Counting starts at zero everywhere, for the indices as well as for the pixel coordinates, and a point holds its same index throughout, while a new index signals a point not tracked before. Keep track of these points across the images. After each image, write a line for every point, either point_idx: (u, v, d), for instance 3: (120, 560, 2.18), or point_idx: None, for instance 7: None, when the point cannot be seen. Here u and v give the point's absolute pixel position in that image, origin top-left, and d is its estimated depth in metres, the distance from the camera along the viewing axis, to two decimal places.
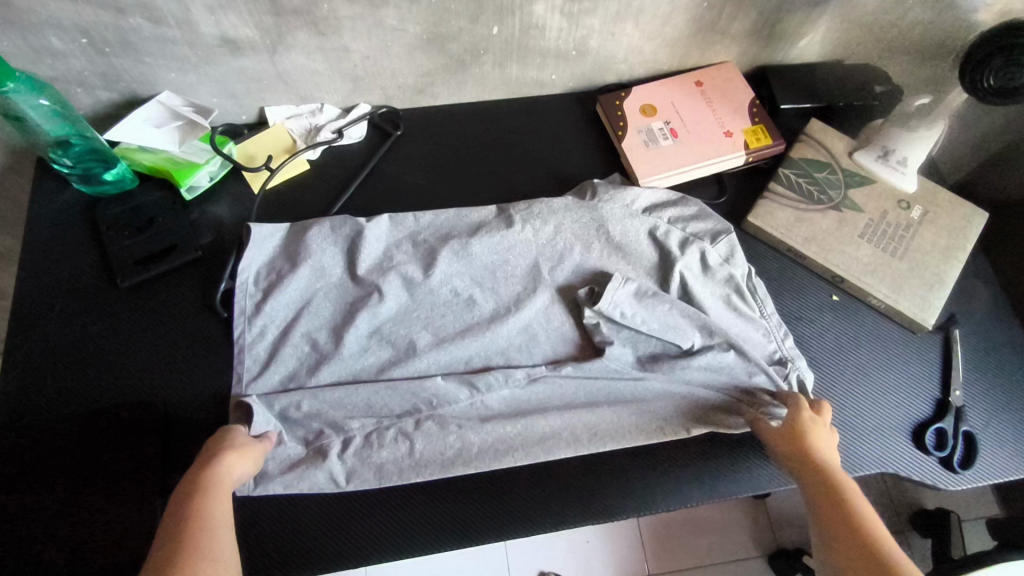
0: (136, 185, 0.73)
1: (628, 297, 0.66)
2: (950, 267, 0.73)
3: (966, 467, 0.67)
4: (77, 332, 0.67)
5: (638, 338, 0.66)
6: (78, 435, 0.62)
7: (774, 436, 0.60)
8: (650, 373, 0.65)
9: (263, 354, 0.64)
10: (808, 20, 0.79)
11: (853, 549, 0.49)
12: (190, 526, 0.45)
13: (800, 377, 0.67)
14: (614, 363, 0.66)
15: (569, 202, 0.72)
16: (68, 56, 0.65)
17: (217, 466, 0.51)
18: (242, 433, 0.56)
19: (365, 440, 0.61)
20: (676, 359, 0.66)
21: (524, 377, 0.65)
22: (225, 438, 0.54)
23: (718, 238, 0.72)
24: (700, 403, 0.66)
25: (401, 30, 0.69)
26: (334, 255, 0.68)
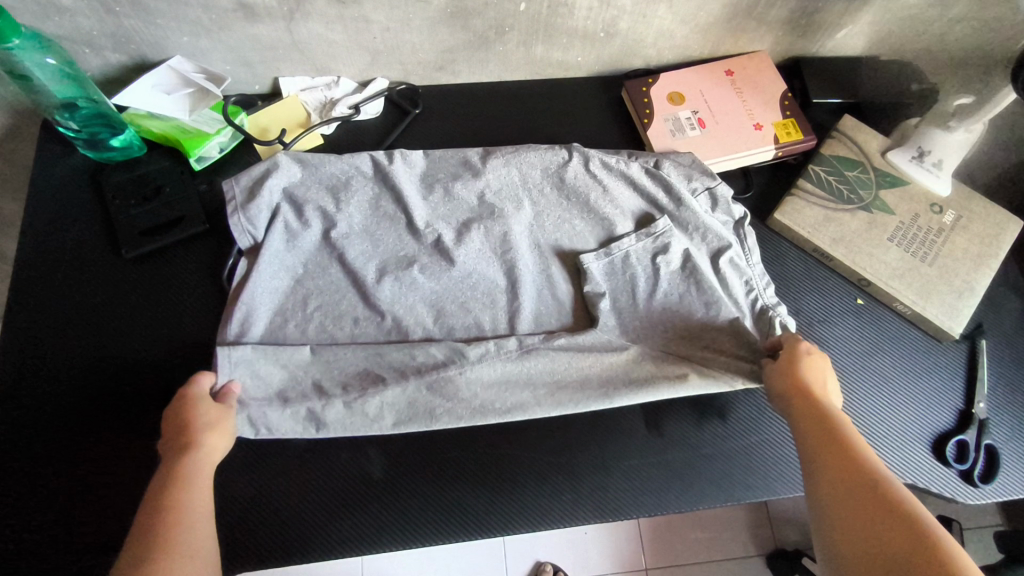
0: (143, 153, 0.71)
1: (618, 215, 0.71)
2: (981, 274, 0.71)
3: (987, 481, 0.65)
4: (80, 304, 0.65)
5: (593, 221, 0.71)
6: (81, 417, 0.61)
7: (773, 373, 0.59)
8: (661, 198, 0.70)
9: (273, 198, 0.65)
10: (847, 11, 0.76)
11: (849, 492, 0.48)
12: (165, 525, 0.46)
13: (783, 322, 0.65)
14: (619, 203, 0.71)
15: (625, 168, 0.71)
16: (75, 14, 0.62)
17: (193, 454, 0.51)
18: (203, 400, 0.55)
19: (349, 408, 0.60)
20: (671, 199, 0.70)
21: (516, 349, 0.64)
22: (189, 409, 0.54)
23: (717, 206, 0.71)
24: (708, 234, 0.69)
25: (424, 2, 0.66)
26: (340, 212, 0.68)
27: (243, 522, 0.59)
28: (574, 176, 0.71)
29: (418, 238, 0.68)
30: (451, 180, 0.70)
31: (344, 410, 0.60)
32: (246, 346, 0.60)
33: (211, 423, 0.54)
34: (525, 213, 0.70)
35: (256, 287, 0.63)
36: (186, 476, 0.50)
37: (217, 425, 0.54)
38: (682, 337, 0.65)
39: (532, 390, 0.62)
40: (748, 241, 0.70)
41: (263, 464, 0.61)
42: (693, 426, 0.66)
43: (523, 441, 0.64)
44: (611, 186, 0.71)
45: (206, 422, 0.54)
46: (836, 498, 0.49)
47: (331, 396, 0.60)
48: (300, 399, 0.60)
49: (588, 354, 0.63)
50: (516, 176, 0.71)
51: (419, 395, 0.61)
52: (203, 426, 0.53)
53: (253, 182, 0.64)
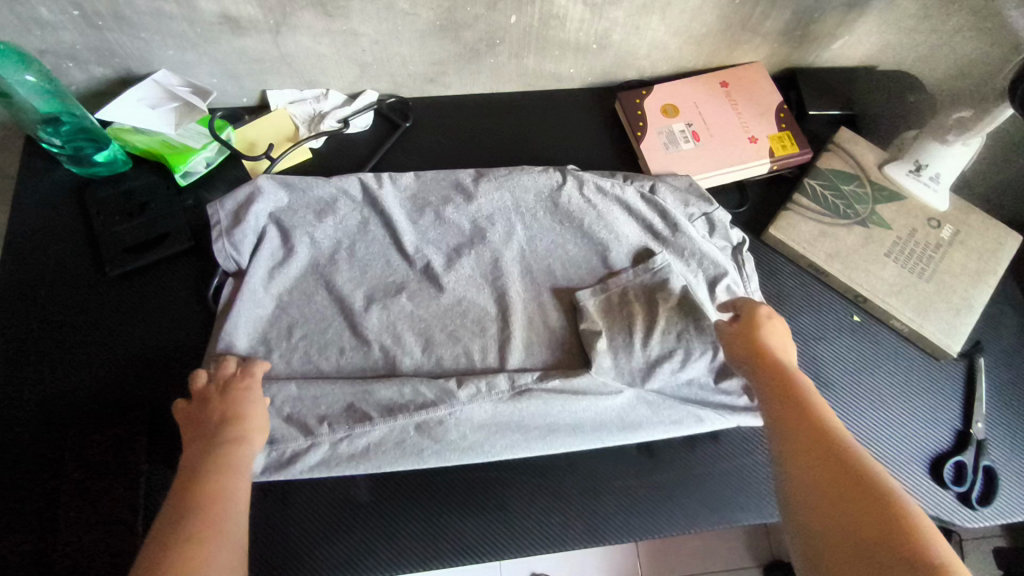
0: (128, 168, 0.70)
1: (613, 242, 0.70)
2: (979, 291, 0.70)
3: (985, 504, 0.64)
4: (63, 323, 0.64)
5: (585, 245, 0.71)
6: (63, 439, 0.60)
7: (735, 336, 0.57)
8: (658, 224, 0.70)
9: (259, 227, 0.66)
10: (844, 22, 0.75)
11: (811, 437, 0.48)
12: (207, 506, 0.47)
13: None
14: (616, 231, 0.71)
15: (621, 193, 0.71)
16: (58, 28, 0.61)
17: (237, 445, 0.52)
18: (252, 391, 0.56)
19: (333, 449, 0.59)
20: (666, 226, 0.70)
21: (509, 389, 0.62)
22: (235, 399, 0.55)
23: (715, 231, 0.71)
24: (705, 260, 0.68)
25: (413, 15, 0.65)
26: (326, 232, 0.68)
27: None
28: (568, 199, 0.71)
29: (408, 262, 0.69)
30: (442, 203, 0.71)
31: (328, 450, 0.59)
32: None
33: (253, 417, 0.54)
34: (517, 237, 0.71)
35: (239, 316, 0.62)
36: (230, 466, 0.50)
37: (257, 415, 0.55)
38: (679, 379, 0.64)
39: (524, 431, 0.61)
40: (746, 268, 0.70)
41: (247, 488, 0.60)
42: (685, 447, 0.65)
43: (512, 464, 0.63)
44: (606, 210, 0.71)
45: (246, 414, 0.54)
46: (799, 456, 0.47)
47: (317, 436, 0.59)
48: (287, 441, 0.59)
49: (580, 396, 0.61)
50: (508, 199, 0.71)
51: (405, 433, 0.60)
52: (247, 418, 0.54)
53: (238, 207, 0.65)
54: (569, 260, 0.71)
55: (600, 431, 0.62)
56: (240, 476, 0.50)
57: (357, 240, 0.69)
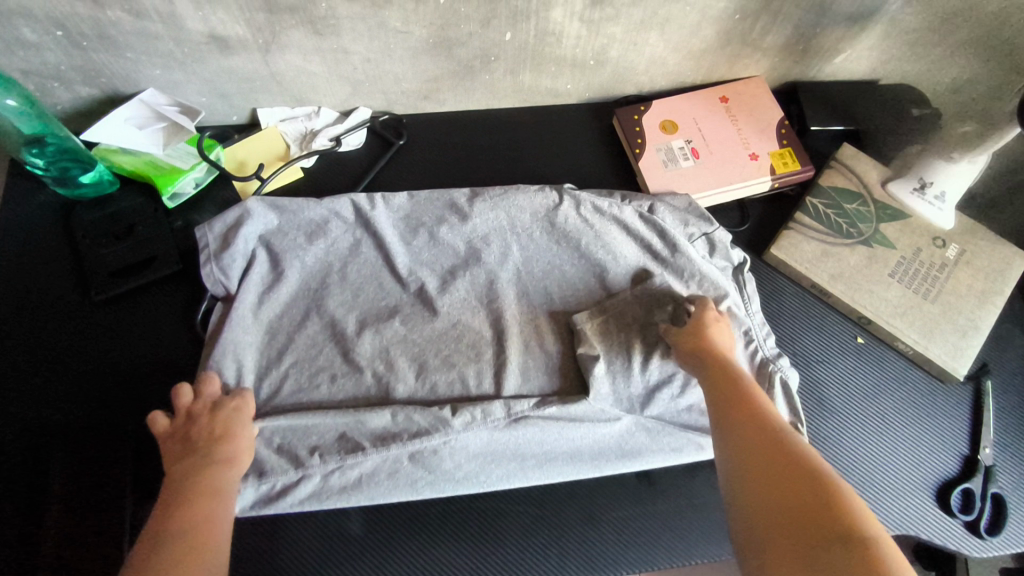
0: (115, 189, 0.68)
1: (610, 262, 0.69)
2: (986, 313, 0.68)
3: (994, 533, 0.62)
4: (47, 350, 0.62)
5: (582, 264, 0.70)
6: (44, 471, 0.58)
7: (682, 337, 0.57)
8: (657, 244, 0.69)
9: (247, 251, 0.64)
10: (846, 37, 0.74)
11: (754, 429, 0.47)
12: (191, 528, 0.46)
13: (784, 377, 0.63)
14: (610, 251, 0.69)
15: (619, 213, 0.70)
16: (41, 49, 0.60)
17: (221, 467, 0.51)
18: (241, 412, 0.55)
19: (325, 481, 0.58)
20: (664, 246, 0.69)
21: (505, 416, 0.60)
22: (223, 420, 0.54)
23: (715, 251, 0.69)
24: (705, 280, 0.67)
25: (406, 32, 0.64)
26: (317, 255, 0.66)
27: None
28: (566, 220, 0.70)
29: (402, 285, 0.67)
30: (436, 224, 0.69)
31: (320, 482, 0.58)
32: None
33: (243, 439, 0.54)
34: (512, 258, 0.69)
35: (228, 342, 0.60)
36: (215, 489, 0.49)
37: (246, 439, 0.54)
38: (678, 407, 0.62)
39: (520, 460, 0.60)
40: (747, 288, 0.69)
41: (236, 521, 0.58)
42: (686, 476, 0.64)
43: (509, 495, 0.61)
44: (604, 230, 0.69)
45: (237, 435, 0.53)
46: (743, 449, 0.46)
47: (307, 467, 0.57)
48: (277, 473, 0.57)
49: (579, 423, 0.61)
50: (503, 219, 0.70)
51: (399, 463, 0.59)
52: (236, 440, 0.53)
53: (227, 231, 0.63)
54: (566, 282, 0.69)
55: (599, 460, 0.61)
56: (226, 498, 0.49)
57: (349, 263, 0.67)
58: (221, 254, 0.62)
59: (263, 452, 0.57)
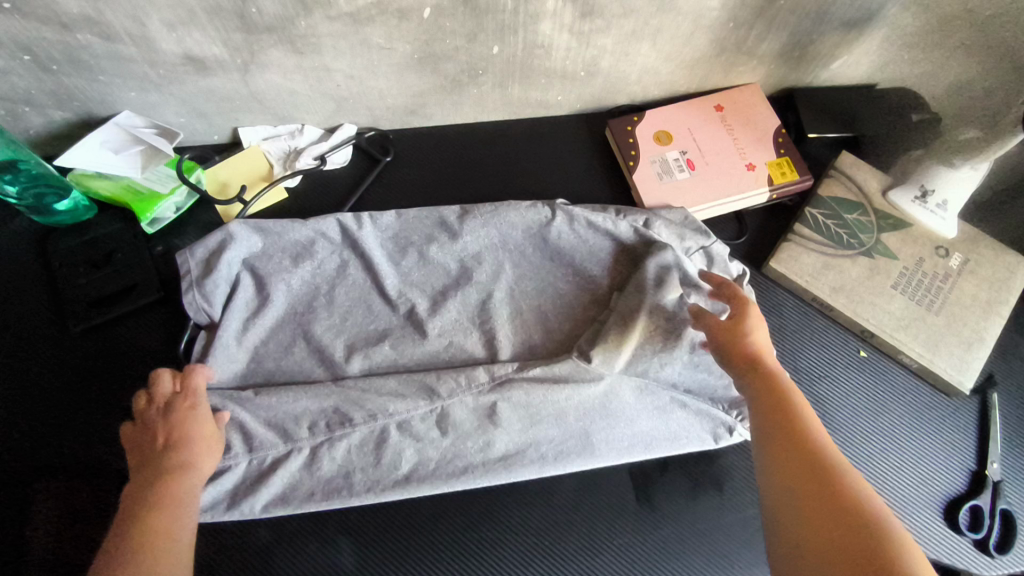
0: (92, 215, 0.66)
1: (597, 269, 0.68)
2: (991, 324, 0.67)
3: (1004, 551, 0.60)
4: (26, 384, 0.60)
5: (575, 277, 0.68)
6: (22, 512, 0.55)
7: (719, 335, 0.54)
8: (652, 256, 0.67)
9: (229, 276, 0.61)
10: (843, 42, 0.72)
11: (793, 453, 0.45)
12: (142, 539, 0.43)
13: None
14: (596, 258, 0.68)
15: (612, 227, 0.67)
16: (10, 74, 0.57)
17: (177, 473, 0.47)
18: (200, 410, 0.52)
19: (314, 454, 0.58)
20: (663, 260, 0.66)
21: (488, 380, 0.62)
22: (178, 421, 0.50)
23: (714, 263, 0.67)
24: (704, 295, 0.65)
25: (390, 49, 0.62)
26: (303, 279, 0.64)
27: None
28: (559, 236, 0.68)
29: (391, 307, 0.65)
30: (426, 243, 0.67)
31: (308, 455, 0.58)
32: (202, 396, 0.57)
33: (204, 439, 0.50)
34: (505, 276, 0.67)
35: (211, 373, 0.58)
36: (173, 497, 0.46)
37: (204, 440, 0.50)
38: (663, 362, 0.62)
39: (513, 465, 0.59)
40: None
41: (224, 528, 0.57)
42: (687, 498, 0.61)
43: (505, 523, 0.59)
44: (596, 245, 0.68)
45: (196, 436, 0.50)
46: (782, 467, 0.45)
47: (297, 439, 0.58)
48: (265, 448, 0.57)
49: (562, 386, 0.61)
50: (495, 236, 0.68)
51: (386, 434, 0.59)
52: (193, 443, 0.49)
53: (209, 256, 0.60)
54: (560, 299, 0.67)
55: (585, 421, 0.61)
56: (186, 506, 0.47)
57: (336, 285, 0.65)
58: (200, 280, 0.60)
59: (252, 427, 0.57)
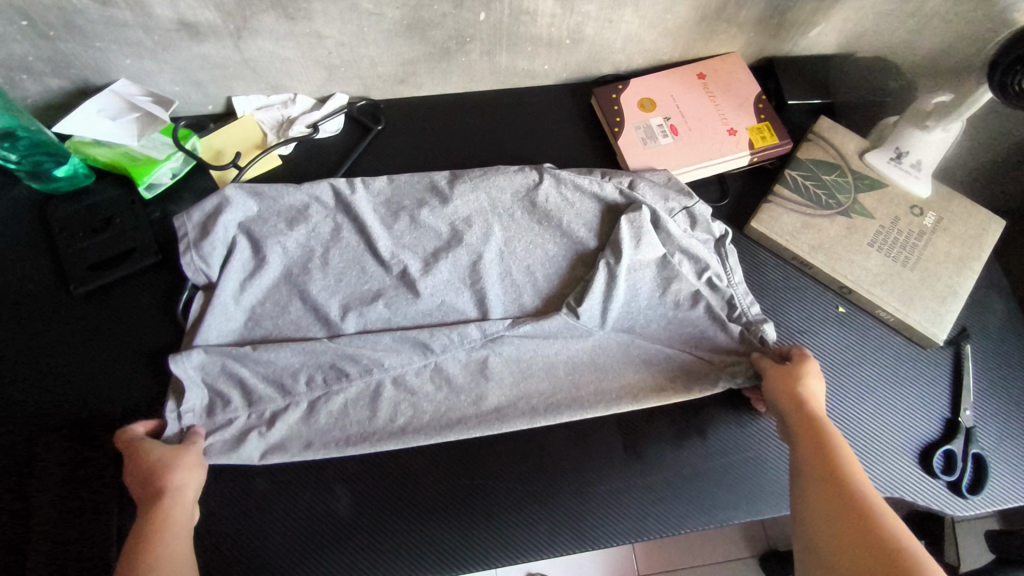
0: (91, 181, 0.68)
1: (576, 220, 0.69)
2: (964, 278, 0.69)
3: (976, 492, 0.63)
4: (29, 345, 0.62)
5: (561, 229, 0.69)
6: (30, 463, 0.57)
7: (770, 377, 0.59)
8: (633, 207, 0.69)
9: (225, 239, 0.63)
10: (820, 10, 0.74)
11: (834, 495, 0.49)
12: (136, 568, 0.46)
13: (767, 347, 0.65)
14: (580, 215, 0.70)
15: (594, 182, 0.69)
16: (7, 40, 0.59)
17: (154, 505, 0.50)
18: (158, 445, 0.53)
19: (311, 408, 0.60)
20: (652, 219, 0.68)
21: (481, 337, 0.64)
22: (140, 459, 0.52)
23: (698, 224, 0.69)
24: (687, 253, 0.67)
25: (378, 14, 0.63)
26: (298, 242, 0.66)
27: (218, 543, 0.56)
28: (546, 198, 0.70)
29: (385, 268, 0.67)
30: (417, 207, 0.69)
31: (306, 409, 0.60)
32: (200, 349, 0.59)
33: (164, 454, 0.53)
34: (494, 238, 0.68)
35: (210, 331, 0.60)
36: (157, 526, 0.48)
37: (169, 464, 0.52)
38: (648, 319, 0.66)
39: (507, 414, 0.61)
40: (729, 260, 0.68)
41: (227, 475, 0.59)
42: (672, 447, 0.64)
43: (499, 472, 0.61)
44: (582, 206, 0.70)
45: (158, 456, 0.52)
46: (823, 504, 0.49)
47: (294, 394, 0.60)
48: (265, 403, 0.59)
49: (551, 341, 0.64)
50: (484, 200, 0.69)
51: (381, 388, 0.61)
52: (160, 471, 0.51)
53: (206, 219, 0.62)
54: (550, 260, 0.69)
55: (573, 373, 0.64)
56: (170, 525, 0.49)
57: (330, 248, 0.66)
58: (197, 242, 0.61)
59: (251, 384, 0.59)
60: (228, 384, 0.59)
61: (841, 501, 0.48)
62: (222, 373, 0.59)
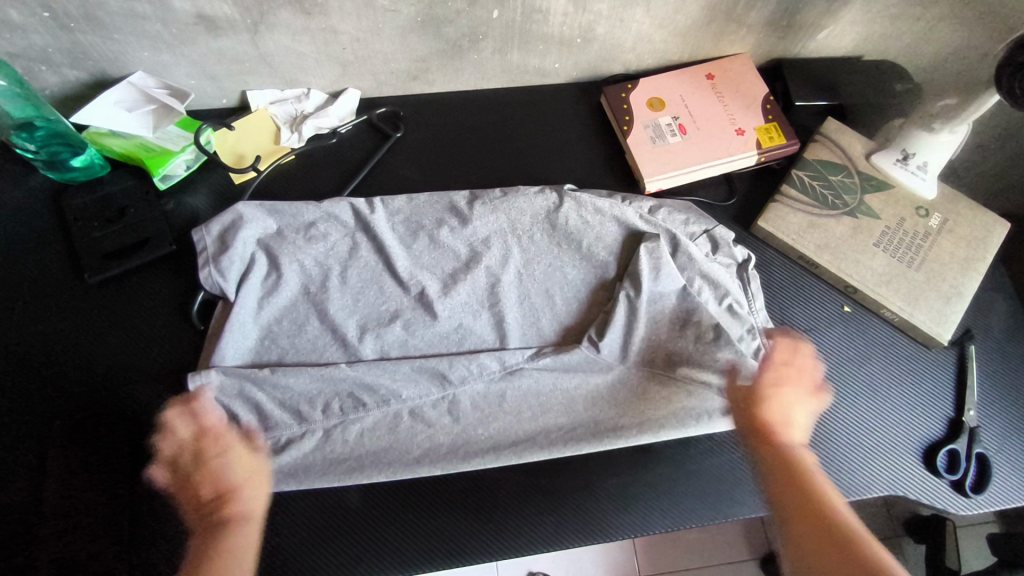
0: (106, 172, 0.69)
1: (596, 241, 0.69)
2: (968, 279, 0.70)
3: (979, 491, 0.64)
4: (45, 333, 0.62)
5: (581, 252, 0.69)
6: (42, 450, 0.57)
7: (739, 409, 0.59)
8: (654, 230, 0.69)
9: (244, 256, 0.63)
10: (829, 12, 0.75)
11: (816, 537, 0.49)
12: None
13: None
14: (595, 236, 0.69)
15: (614, 202, 0.70)
16: (28, 31, 0.60)
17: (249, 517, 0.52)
18: (251, 446, 0.55)
19: (326, 436, 0.59)
20: (675, 244, 0.68)
21: (499, 369, 0.63)
22: (238, 461, 0.54)
23: (718, 248, 0.70)
24: (710, 281, 0.67)
25: (394, 11, 0.64)
26: (316, 256, 0.66)
27: None
28: (566, 219, 0.69)
29: (403, 289, 0.66)
30: (437, 227, 0.68)
31: (322, 437, 0.59)
32: (216, 370, 0.59)
33: (256, 463, 0.55)
34: (513, 260, 0.68)
35: (227, 344, 0.60)
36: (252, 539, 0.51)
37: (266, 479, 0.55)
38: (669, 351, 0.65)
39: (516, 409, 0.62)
40: (751, 286, 0.69)
41: None
42: (679, 444, 0.64)
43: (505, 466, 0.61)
44: (604, 230, 0.69)
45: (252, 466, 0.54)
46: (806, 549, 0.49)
47: (311, 422, 0.59)
48: (281, 429, 0.59)
49: (573, 375, 0.64)
50: (504, 222, 0.69)
51: (399, 419, 0.61)
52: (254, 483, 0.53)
53: (223, 233, 0.63)
54: (568, 283, 0.68)
55: (593, 410, 0.63)
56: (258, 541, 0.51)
57: (348, 266, 0.66)
58: (218, 258, 0.62)
59: (267, 409, 0.59)
60: (244, 408, 0.59)
61: (823, 544, 0.48)
62: (239, 397, 0.59)
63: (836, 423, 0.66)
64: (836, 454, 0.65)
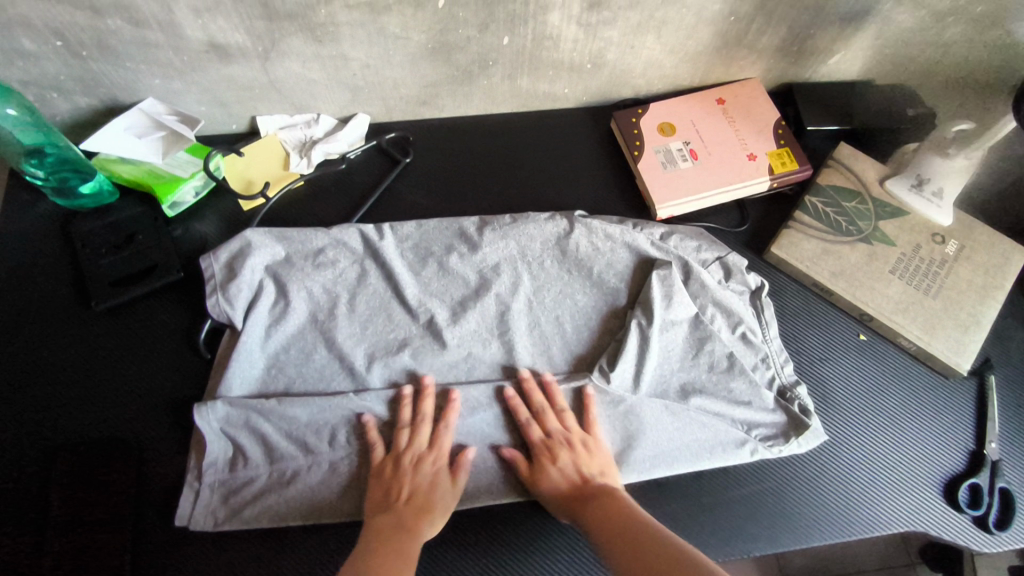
0: (115, 198, 0.68)
1: (606, 268, 0.68)
2: (987, 309, 0.68)
3: (1003, 528, 0.62)
4: (49, 362, 0.62)
5: (592, 278, 0.68)
6: (45, 481, 0.56)
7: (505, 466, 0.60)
8: (667, 256, 0.68)
9: (252, 283, 0.63)
10: (841, 38, 0.75)
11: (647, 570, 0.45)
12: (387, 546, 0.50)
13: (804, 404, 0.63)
14: (605, 265, 0.68)
15: (625, 229, 0.69)
16: (40, 58, 0.60)
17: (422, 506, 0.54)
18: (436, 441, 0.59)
19: (332, 469, 0.58)
20: (687, 272, 0.67)
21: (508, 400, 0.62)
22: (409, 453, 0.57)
23: (732, 275, 0.69)
24: (722, 309, 0.66)
25: (405, 38, 0.64)
26: (323, 283, 0.65)
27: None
28: (576, 245, 0.69)
29: (412, 316, 0.65)
30: (446, 253, 0.68)
31: (328, 469, 0.58)
32: (222, 402, 0.58)
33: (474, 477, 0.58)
34: (523, 287, 0.67)
35: (232, 375, 0.60)
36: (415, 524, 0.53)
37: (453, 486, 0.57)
38: (681, 380, 0.64)
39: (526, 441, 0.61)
40: (765, 314, 0.68)
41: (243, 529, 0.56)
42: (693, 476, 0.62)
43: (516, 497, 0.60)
44: (615, 257, 0.68)
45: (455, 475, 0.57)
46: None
47: (317, 454, 0.58)
48: (288, 459, 0.58)
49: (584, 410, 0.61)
50: (514, 248, 0.68)
51: None
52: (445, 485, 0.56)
53: (231, 261, 0.62)
54: (579, 311, 0.67)
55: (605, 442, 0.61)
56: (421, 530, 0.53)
57: (356, 293, 0.65)
58: (224, 286, 0.61)
59: (273, 440, 0.58)
60: (251, 439, 0.58)
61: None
62: (245, 427, 0.58)
63: (851, 455, 0.65)
64: (852, 486, 0.63)
